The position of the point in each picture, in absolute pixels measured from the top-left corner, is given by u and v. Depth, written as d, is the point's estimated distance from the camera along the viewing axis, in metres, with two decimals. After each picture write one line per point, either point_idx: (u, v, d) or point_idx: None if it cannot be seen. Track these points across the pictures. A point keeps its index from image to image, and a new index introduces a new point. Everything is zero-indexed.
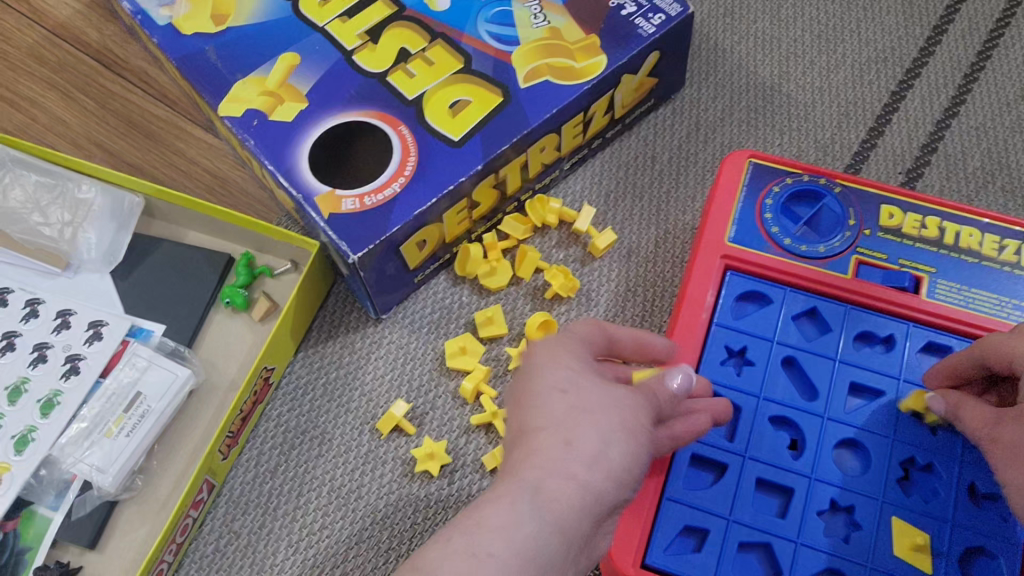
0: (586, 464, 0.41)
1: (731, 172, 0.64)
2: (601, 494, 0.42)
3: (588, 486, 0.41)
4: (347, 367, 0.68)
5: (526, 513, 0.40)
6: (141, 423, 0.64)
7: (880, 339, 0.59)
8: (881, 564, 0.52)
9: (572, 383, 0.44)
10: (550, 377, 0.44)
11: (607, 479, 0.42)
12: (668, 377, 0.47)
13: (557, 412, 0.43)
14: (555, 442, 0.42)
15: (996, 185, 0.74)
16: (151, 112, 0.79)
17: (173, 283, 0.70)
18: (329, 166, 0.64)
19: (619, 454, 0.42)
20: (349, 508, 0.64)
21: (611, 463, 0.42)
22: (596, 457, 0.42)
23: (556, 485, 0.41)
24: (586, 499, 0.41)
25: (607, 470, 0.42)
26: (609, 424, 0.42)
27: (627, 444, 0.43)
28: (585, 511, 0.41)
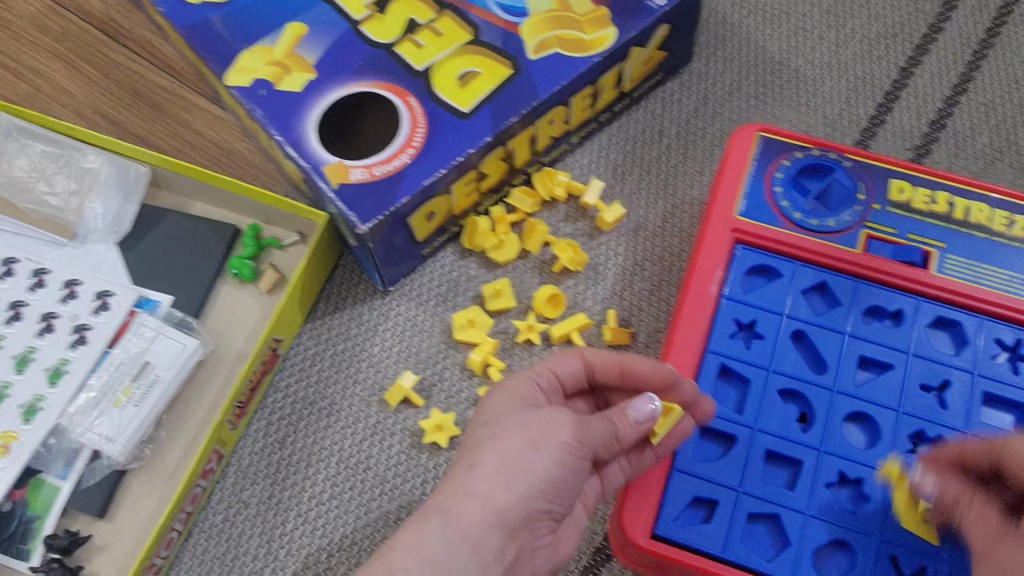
0: (482, 479, 0.46)
1: (741, 147, 0.64)
2: (504, 510, 0.45)
3: (489, 501, 0.45)
4: (355, 338, 0.68)
5: (436, 532, 0.44)
6: (149, 393, 0.64)
7: (889, 313, 0.59)
8: (890, 537, 0.53)
9: (496, 417, 0.49)
10: (484, 415, 0.50)
11: (509, 495, 0.46)
12: (629, 405, 0.49)
13: (473, 440, 0.49)
14: (460, 470, 0.47)
15: (1004, 162, 0.74)
16: (156, 82, 0.79)
17: (179, 254, 0.70)
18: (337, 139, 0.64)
19: (524, 475, 0.46)
20: (358, 479, 0.64)
21: (513, 480, 0.46)
22: (494, 474, 0.46)
23: (463, 506, 0.45)
24: (491, 515, 0.45)
25: (510, 489, 0.46)
26: (510, 445, 0.47)
27: (535, 465, 0.46)
28: (494, 526, 0.45)
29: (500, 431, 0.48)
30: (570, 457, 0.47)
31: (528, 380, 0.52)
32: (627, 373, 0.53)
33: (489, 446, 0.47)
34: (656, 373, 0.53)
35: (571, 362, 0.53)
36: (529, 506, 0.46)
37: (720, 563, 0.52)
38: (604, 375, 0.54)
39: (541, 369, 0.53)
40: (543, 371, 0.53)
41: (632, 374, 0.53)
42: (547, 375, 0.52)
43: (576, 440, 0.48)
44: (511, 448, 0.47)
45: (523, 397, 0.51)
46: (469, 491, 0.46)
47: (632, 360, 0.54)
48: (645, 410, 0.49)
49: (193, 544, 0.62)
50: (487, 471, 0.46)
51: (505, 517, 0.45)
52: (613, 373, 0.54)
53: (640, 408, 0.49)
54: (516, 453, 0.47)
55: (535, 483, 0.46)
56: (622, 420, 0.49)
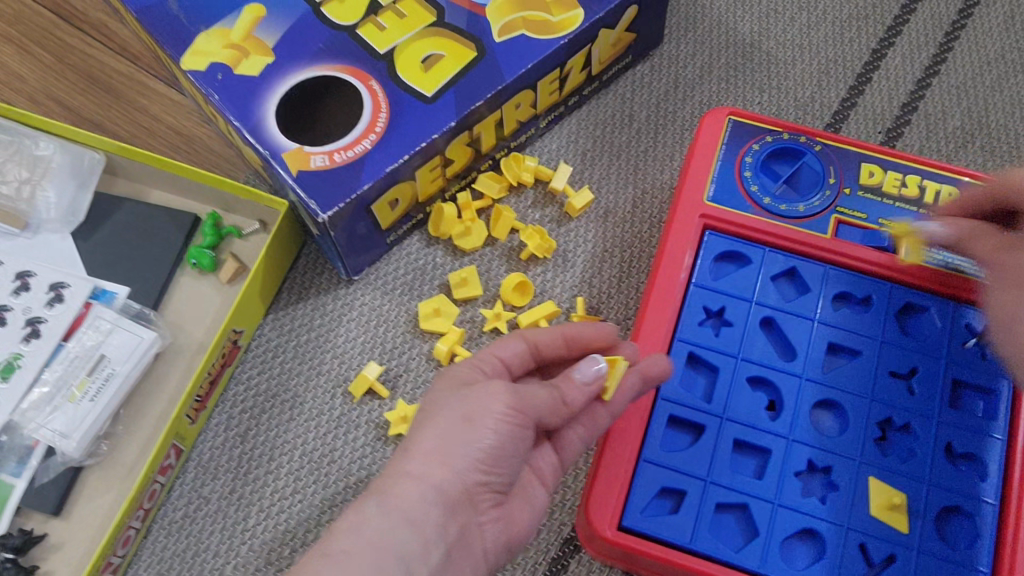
0: (419, 460, 0.45)
1: (711, 131, 0.63)
2: (442, 485, 0.45)
3: (425, 479, 0.45)
4: (318, 329, 0.67)
5: (374, 513, 0.44)
6: (106, 387, 0.62)
7: (859, 299, 0.58)
8: (859, 526, 0.52)
9: (434, 401, 0.48)
10: (427, 407, 0.48)
11: (447, 471, 0.45)
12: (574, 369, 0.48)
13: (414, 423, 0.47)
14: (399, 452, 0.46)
15: (975, 144, 0.73)
16: (112, 67, 0.77)
17: (134, 244, 0.68)
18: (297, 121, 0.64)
19: (462, 448, 0.45)
20: (322, 472, 0.62)
21: (452, 455, 0.45)
22: (431, 452, 0.45)
23: (401, 487, 0.44)
24: (427, 490, 0.44)
25: (449, 465, 0.45)
26: (450, 423, 0.46)
27: (475, 435, 0.45)
28: (433, 504, 0.44)
29: (434, 410, 0.47)
30: (507, 427, 0.45)
31: (473, 368, 0.49)
32: (573, 342, 0.53)
33: (428, 426, 0.46)
34: (598, 336, 0.54)
35: (513, 345, 0.51)
36: (470, 479, 0.45)
37: (688, 555, 0.51)
38: (551, 352, 0.53)
39: (485, 357, 0.50)
40: (487, 359, 0.50)
41: (578, 343, 0.53)
42: (491, 360, 0.50)
43: (513, 407, 0.46)
44: (447, 425, 0.46)
45: (469, 379, 0.48)
46: (405, 472, 0.45)
47: (573, 329, 0.53)
48: (591, 370, 0.48)
49: (152, 541, 0.61)
50: (422, 451, 0.45)
51: (445, 492, 0.45)
52: (559, 346, 0.53)
53: (585, 371, 0.48)
54: (452, 430, 0.45)
55: (477, 454, 0.45)
56: (570, 383, 0.48)
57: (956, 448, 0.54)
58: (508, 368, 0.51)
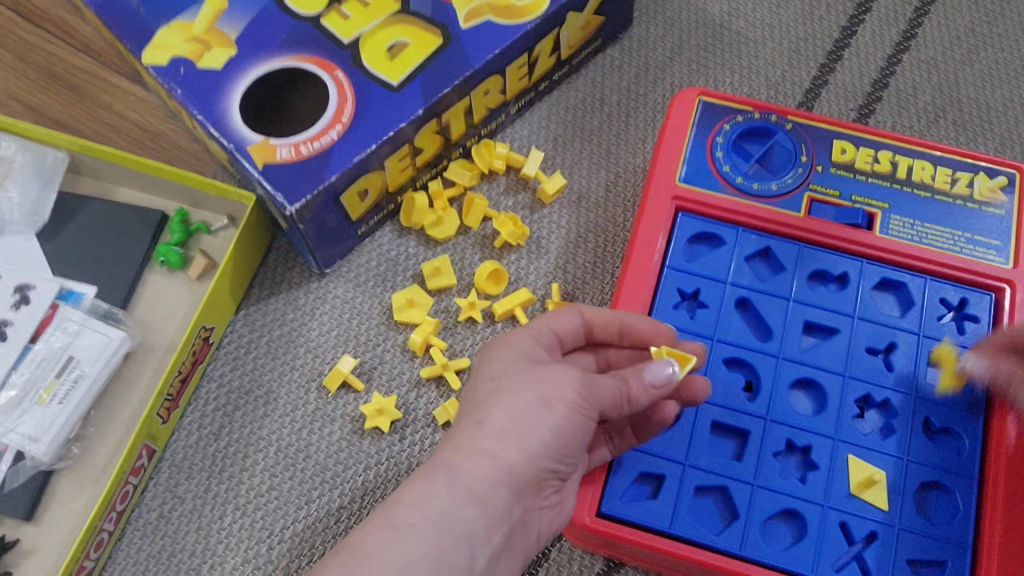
0: (491, 439, 0.46)
1: (681, 111, 0.62)
2: (516, 468, 0.45)
3: (499, 460, 0.45)
4: (290, 324, 0.66)
5: (442, 489, 0.44)
6: (74, 390, 0.61)
7: (835, 277, 0.58)
8: (839, 504, 0.52)
9: (500, 371, 0.48)
10: (485, 372, 0.49)
11: (520, 454, 0.45)
12: (645, 369, 0.47)
13: (480, 396, 0.48)
14: (468, 424, 0.47)
15: (947, 119, 0.73)
16: (74, 64, 0.75)
17: (103, 242, 0.67)
18: (263, 112, 0.63)
19: (536, 431, 0.45)
20: (297, 468, 0.62)
21: (523, 438, 0.46)
22: (506, 431, 0.46)
23: (471, 465, 0.45)
24: (500, 470, 0.45)
25: (520, 445, 0.45)
26: (528, 401, 0.46)
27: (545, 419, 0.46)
28: (502, 485, 0.45)
29: (505, 386, 0.47)
30: (577, 416, 0.46)
31: (527, 340, 0.50)
32: (629, 331, 0.53)
33: (496, 403, 0.47)
34: (656, 332, 0.53)
35: (569, 319, 0.52)
36: (540, 465, 0.46)
37: (668, 539, 0.51)
38: (604, 334, 0.53)
39: (542, 327, 0.51)
40: (543, 330, 0.51)
41: (632, 333, 0.53)
42: (545, 334, 0.51)
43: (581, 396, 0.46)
44: (523, 407, 0.46)
45: (527, 352, 0.49)
46: (479, 449, 0.45)
47: (632, 318, 0.53)
48: (661, 374, 0.47)
49: (127, 543, 0.60)
50: (495, 430, 0.46)
51: (515, 475, 0.45)
52: (613, 332, 0.53)
53: (656, 372, 0.47)
54: (528, 412, 0.46)
55: (546, 441, 0.46)
56: (638, 382, 0.47)
57: (935, 423, 0.54)
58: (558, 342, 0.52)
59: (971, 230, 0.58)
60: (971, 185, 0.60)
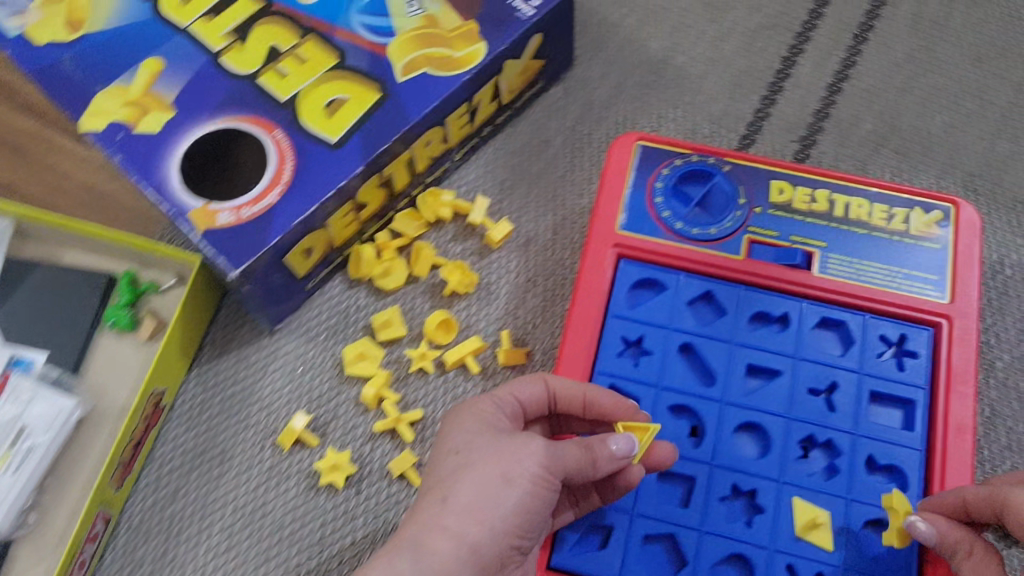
0: (456, 515, 0.45)
1: (619, 156, 0.63)
2: (479, 546, 0.45)
3: (463, 538, 0.45)
4: (244, 382, 0.66)
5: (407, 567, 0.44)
6: (27, 461, 0.60)
7: (776, 317, 0.59)
8: (784, 546, 0.53)
9: (463, 444, 0.48)
10: (451, 440, 0.49)
11: (482, 530, 0.45)
12: (611, 438, 0.49)
13: (445, 471, 0.47)
14: (433, 500, 0.46)
15: (888, 147, 0.74)
16: (18, 124, 0.75)
17: (53, 308, 0.67)
18: (203, 170, 0.62)
19: (497, 507, 0.45)
20: (254, 527, 0.62)
21: (486, 513, 0.45)
22: (468, 509, 0.45)
23: (434, 539, 0.45)
24: (463, 550, 0.45)
25: (482, 522, 0.45)
26: (487, 478, 0.46)
27: (507, 494, 0.46)
28: (466, 563, 0.45)
29: (470, 460, 0.47)
30: (541, 490, 0.46)
31: (492, 410, 0.50)
32: (591, 407, 0.52)
33: (463, 477, 0.46)
34: (617, 408, 0.53)
35: (533, 389, 0.52)
36: (503, 543, 0.46)
37: None
38: (566, 407, 0.53)
39: (503, 397, 0.51)
40: (505, 399, 0.51)
41: (594, 410, 0.52)
42: (509, 405, 0.51)
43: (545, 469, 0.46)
44: (484, 480, 0.46)
45: (496, 424, 0.50)
46: (444, 525, 0.45)
47: (596, 392, 0.53)
48: (625, 446, 0.48)
49: None
50: (460, 506, 0.45)
51: (478, 553, 0.45)
52: (576, 406, 0.52)
53: (620, 441, 0.48)
54: (489, 485, 0.46)
55: (509, 516, 0.46)
56: (603, 449, 0.48)
57: (878, 460, 0.54)
58: (519, 412, 0.52)
59: (907, 266, 0.59)
60: (906, 222, 0.60)
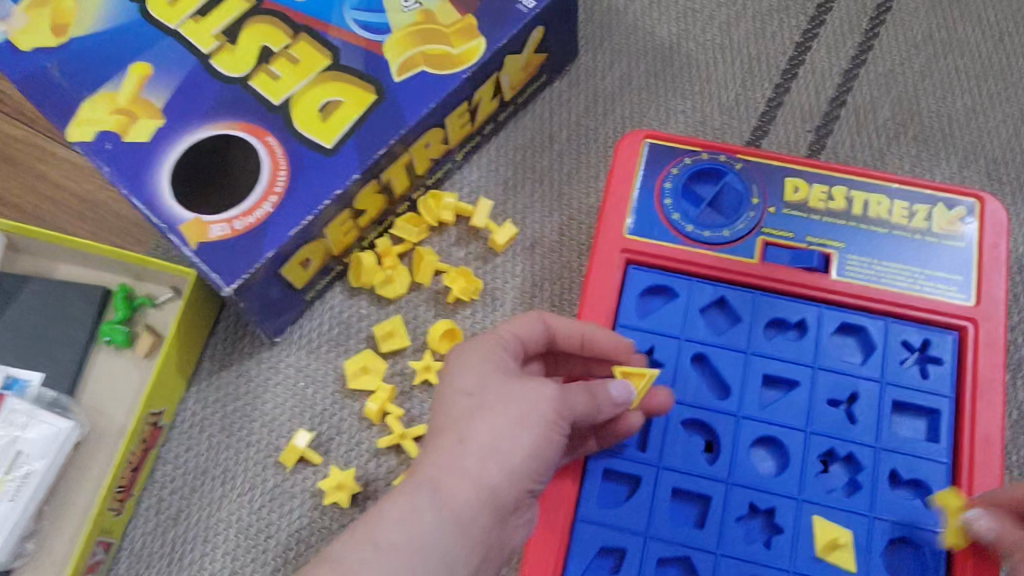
0: (475, 457, 0.42)
1: (626, 155, 0.60)
2: (497, 489, 0.42)
3: (482, 480, 0.42)
4: (244, 398, 0.64)
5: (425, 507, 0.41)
6: (24, 487, 0.59)
7: (793, 324, 0.56)
8: (804, 568, 0.50)
9: (478, 386, 0.45)
10: (458, 381, 0.45)
11: (501, 474, 0.42)
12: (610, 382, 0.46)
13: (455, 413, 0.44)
14: (447, 442, 0.43)
15: (907, 135, 0.71)
16: (8, 133, 0.73)
17: (46, 325, 0.65)
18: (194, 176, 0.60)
19: (514, 449, 0.43)
20: (258, 550, 0.60)
21: (504, 458, 0.42)
22: (486, 452, 0.42)
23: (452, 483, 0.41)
24: (481, 492, 0.42)
25: (500, 465, 0.42)
26: (504, 420, 0.43)
27: (522, 436, 0.43)
28: (484, 507, 0.41)
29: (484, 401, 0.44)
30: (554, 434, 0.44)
31: (499, 349, 0.47)
32: (591, 345, 0.52)
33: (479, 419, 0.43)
34: (617, 348, 0.52)
35: (533, 326, 0.50)
36: (521, 487, 0.43)
37: None
38: (563, 344, 0.52)
39: (505, 334, 0.49)
40: (506, 336, 0.49)
41: (594, 348, 0.52)
42: (513, 342, 0.49)
43: (558, 413, 0.44)
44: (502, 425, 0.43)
45: (505, 364, 0.47)
46: (462, 468, 0.42)
47: (595, 331, 0.52)
48: (623, 389, 0.46)
49: None
50: (478, 448, 0.42)
51: (496, 496, 0.42)
52: (575, 345, 0.52)
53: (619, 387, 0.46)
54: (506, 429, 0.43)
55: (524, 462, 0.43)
56: (603, 392, 0.46)
57: (902, 475, 0.52)
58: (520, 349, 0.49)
59: (930, 266, 0.56)
60: (928, 219, 0.57)
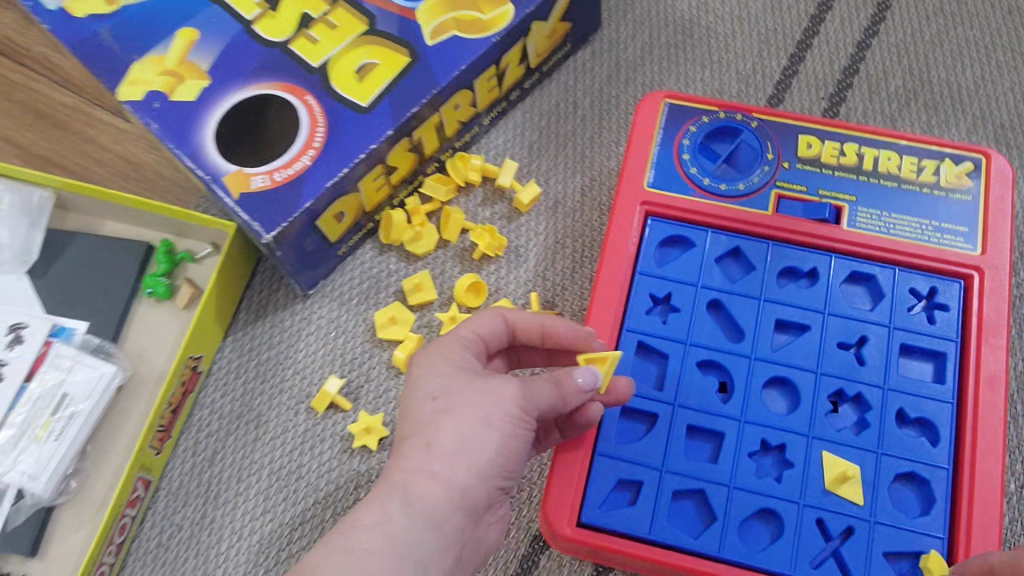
0: (444, 461, 0.44)
1: (647, 116, 0.63)
2: (467, 489, 0.44)
3: (451, 483, 0.44)
4: (278, 347, 0.67)
5: (398, 513, 0.43)
6: (69, 427, 0.62)
7: (804, 273, 0.58)
8: (814, 501, 0.52)
9: (443, 390, 0.46)
10: (423, 386, 0.47)
11: (471, 475, 0.44)
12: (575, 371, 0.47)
13: (425, 415, 0.45)
14: (417, 446, 0.45)
15: (918, 102, 0.73)
16: (58, 99, 0.77)
17: (92, 278, 0.68)
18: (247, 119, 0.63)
19: (482, 450, 0.44)
20: (289, 490, 0.63)
21: (473, 458, 0.44)
22: (455, 454, 0.44)
23: (423, 486, 0.44)
24: (452, 495, 0.44)
25: (470, 467, 0.44)
26: (469, 421, 0.45)
27: (489, 436, 0.45)
28: (455, 506, 0.44)
29: (449, 403, 0.45)
30: (521, 429, 0.45)
31: (458, 351, 0.49)
32: (550, 336, 0.53)
33: (446, 420, 0.45)
34: (575, 337, 0.53)
35: (493, 323, 0.51)
36: (490, 484, 0.45)
37: (648, 545, 0.52)
38: (524, 338, 0.53)
39: (463, 334, 0.50)
40: (467, 336, 0.50)
41: (553, 339, 0.53)
42: (474, 341, 0.50)
43: (522, 408, 0.45)
44: (468, 425, 0.45)
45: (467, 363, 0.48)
46: (432, 471, 0.44)
47: (553, 322, 0.53)
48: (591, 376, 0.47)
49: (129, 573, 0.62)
50: (446, 450, 0.44)
51: (467, 497, 0.44)
52: (535, 336, 0.53)
53: (585, 373, 0.47)
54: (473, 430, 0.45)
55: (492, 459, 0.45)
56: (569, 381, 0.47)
57: (908, 414, 0.54)
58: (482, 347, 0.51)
59: (938, 218, 0.59)
60: (936, 173, 0.60)
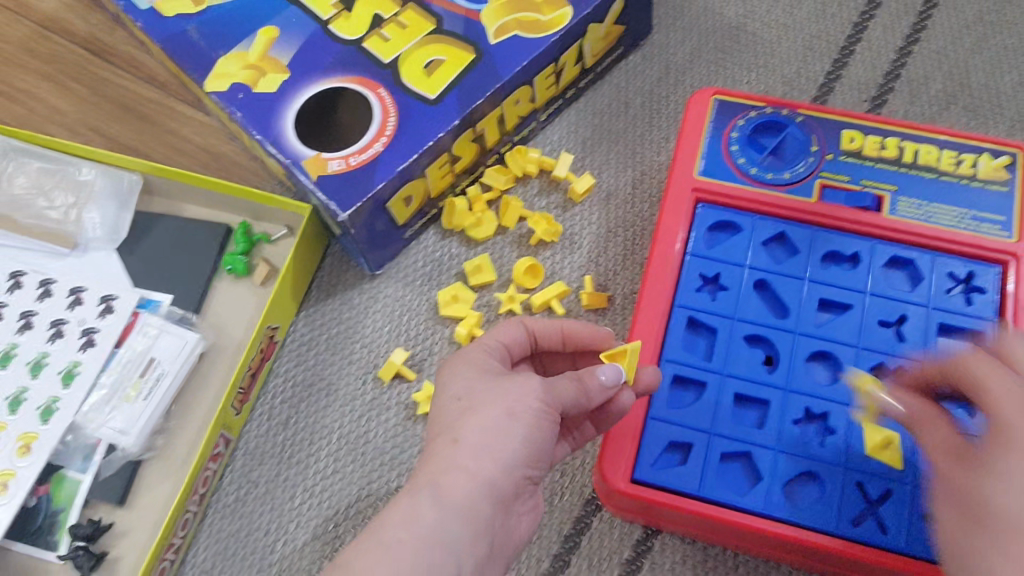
0: (471, 454, 0.46)
1: (697, 112, 0.67)
2: (495, 481, 0.46)
3: (479, 475, 0.46)
4: (348, 321, 0.72)
5: (427, 504, 0.45)
6: (157, 388, 0.68)
7: (847, 256, 0.62)
8: (856, 464, 0.56)
9: (466, 391, 0.49)
10: (449, 389, 0.50)
11: (496, 466, 0.46)
12: (598, 369, 0.49)
13: (450, 417, 0.48)
14: (445, 443, 0.47)
15: (957, 106, 0.77)
16: (144, 95, 0.83)
17: (177, 257, 0.73)
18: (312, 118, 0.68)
19: (509, 442, 0.46)
20: (358, 452, 0.68)
21: (502, 451, 0.46)
22: (480, 448, 0.46)
23: (452, 479, 0.45)
24: (480, 485, 0.45)
25: (498, 460, 0.46)
26: (492, 416, 0.47)
27: (514, 430, 0.47)
28: (484, 497, 0.45)
29: (473, 404, 0.48)
30: (544, 423, 0.48)
31: (487, 356, 0.52)
32: (570, 339, 0.57)
33: (470, 419, 0.47)
34: (595, 338, 0.57)
35: (515, 332, 0.54)
36: (516, 477, 0.47)
37: (698, 501, 0.55)
38: (546, 343, 0.56)
39: (490, 343, 0.53)
40: (493, 345, 0.53)
41: (574, 340, 0.57)
42: (499, 349, 0.53)
43: (543, 401, 0.48)
44: (492, 423, 0.47)
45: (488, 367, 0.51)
46: (461, 465, 0.46)
47: (572, 326, 0.57)
48: (613, 373, 0.49)
49: (209, 524, 0.66)
50: (472, 445, 0.46)
51: (495, 488, 0.46)
52: (556, 339, 0.56)
53: (607, 371, 0.49)
54: (496, 426, 0.47)
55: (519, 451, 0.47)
56: (593, 378, 0.49)
57: None
58: (507, 354, 0.54)
59: (975, 207, 0.62)
60: (974, 166, 0.63)
